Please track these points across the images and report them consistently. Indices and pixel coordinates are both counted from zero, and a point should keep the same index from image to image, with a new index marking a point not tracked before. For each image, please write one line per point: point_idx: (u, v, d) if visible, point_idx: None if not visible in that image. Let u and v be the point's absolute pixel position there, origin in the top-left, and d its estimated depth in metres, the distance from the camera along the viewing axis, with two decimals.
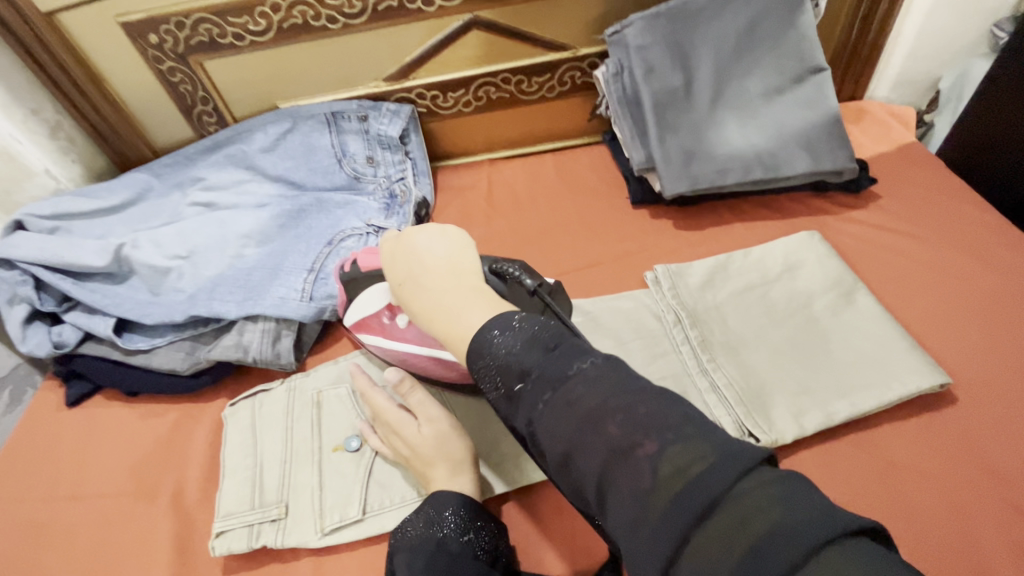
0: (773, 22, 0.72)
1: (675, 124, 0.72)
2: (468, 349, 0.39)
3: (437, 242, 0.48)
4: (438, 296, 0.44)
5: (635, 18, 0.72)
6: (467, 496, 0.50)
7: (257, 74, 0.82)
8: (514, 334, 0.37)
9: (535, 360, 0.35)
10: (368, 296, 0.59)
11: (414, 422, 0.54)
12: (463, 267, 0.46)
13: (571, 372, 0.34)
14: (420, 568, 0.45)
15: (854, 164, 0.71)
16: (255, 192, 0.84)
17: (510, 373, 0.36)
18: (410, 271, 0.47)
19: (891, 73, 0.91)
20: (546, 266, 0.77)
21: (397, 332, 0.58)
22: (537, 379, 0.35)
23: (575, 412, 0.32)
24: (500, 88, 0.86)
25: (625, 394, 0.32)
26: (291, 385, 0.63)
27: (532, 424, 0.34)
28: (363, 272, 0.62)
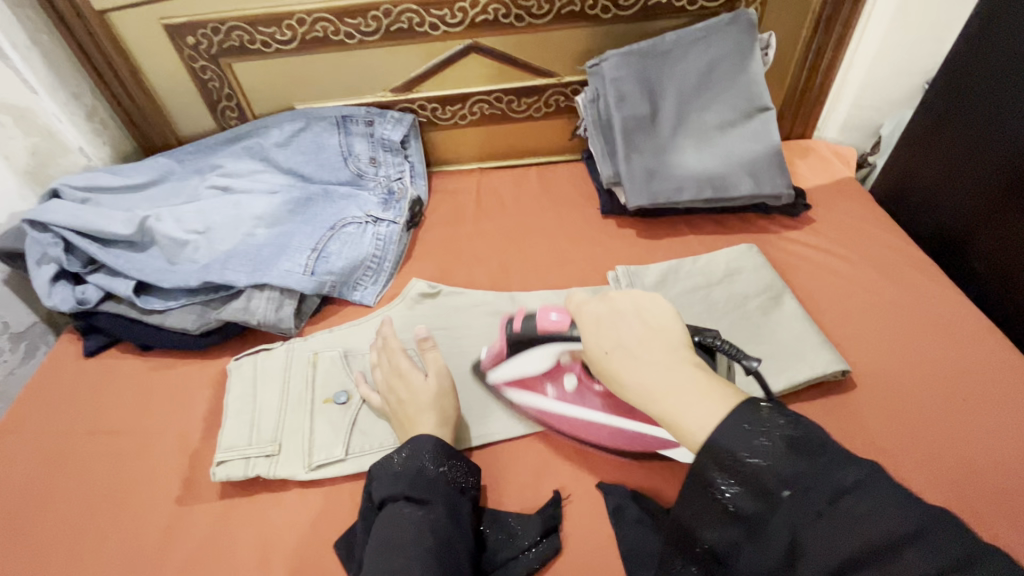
0: (728, 66, 0.84)
1: (641, 146, 0.84)
2: (704, 447, 0.40)
3: (637, 311, 0.50)
4: (661, 375, 0.44)
5: (612, 54, 0.84)
6: (443, 442, 0.57)
7: (278, 77, 0.93)
8: (771, 440, 0.38)
9: (804, 468, 0.37)
10: (531, 358, 0.62)
11: (420, 372, 0.63)
12: (673, 337, 0.48)
13: (847, 487, 0.35)
14: (400, 487, 0.54)
15: (791, 191, 0.83)
16: (267, 180, 0.94)
17: (774, 478, 0.37)
18: (620, 341, 0.48)
19: (837, 117, 1.04)
20: (524, 262, 0.87)
21: (563, 396, 0.64)
22: (808, 491, 0.36)
23: (860, 533, 0.34)
24: (493, 105, 0.98)
25: (923, 522, 0.33)
26: (289, 346, 0.72)
27: (796, 534, 0.36)
28: (539, 332, 0.59)
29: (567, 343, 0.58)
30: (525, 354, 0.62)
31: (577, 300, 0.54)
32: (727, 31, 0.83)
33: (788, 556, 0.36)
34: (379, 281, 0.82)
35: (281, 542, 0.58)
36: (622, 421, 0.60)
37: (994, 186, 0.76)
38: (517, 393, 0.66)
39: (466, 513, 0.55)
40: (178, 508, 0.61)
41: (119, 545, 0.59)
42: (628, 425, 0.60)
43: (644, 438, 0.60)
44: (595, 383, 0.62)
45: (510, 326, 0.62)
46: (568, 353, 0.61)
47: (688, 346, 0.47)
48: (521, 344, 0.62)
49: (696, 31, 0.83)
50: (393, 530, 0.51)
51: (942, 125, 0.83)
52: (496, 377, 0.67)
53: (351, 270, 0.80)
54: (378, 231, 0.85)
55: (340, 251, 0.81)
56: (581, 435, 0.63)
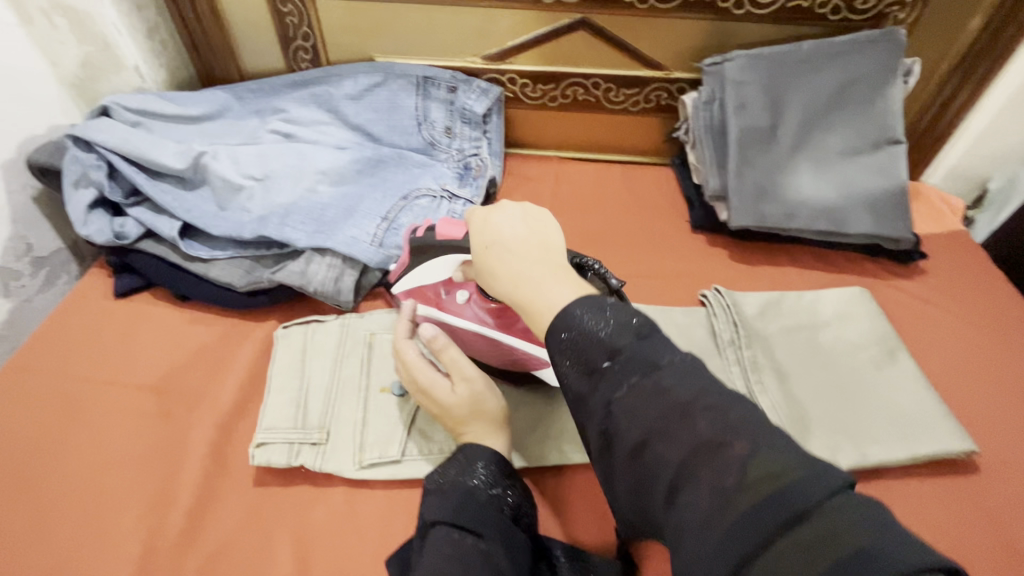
0: (864, 88, 0.76)
1: (754, 161, 0.75)
2: (551, 325, 0.41)
3: (524, 217, 0.50)
4: (530, 268, 0.46)
5: (737, 55, 0.76)
6: (501, 456, 0.51)
7: (364, 22, 0.84)
8: (602, 320, 0.39)
9: (629, 345, 0.38)
10: (434, 268, 0.60)
11: (445, 382, 0.54)
12: (551, 246, 0.48)
13: (660, 364, 0.37)
14: (449, 510, 0.46)
15: (914, 237, 0.75)
16: (333, 134, 0.86)
17: (597, 352, 0.38)
18: (504, 238, 0.49)
19: (944, 166, 0.95)
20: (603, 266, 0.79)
21: (451, 306, 0.60)
22: (628, 364, 0.37)
23: (657, 402, 0.35)
24: (588, 91, 0.89)
25: (716, 396, 0.35)
26: (346, 322, 0.65)
27: (611, 404, 0.37)
28: (437, 240, 0.60)
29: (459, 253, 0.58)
30: (427, 266, 0.61)
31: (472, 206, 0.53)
32: (873, 49, 0.75)
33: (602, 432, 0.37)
34: None
35: (322, 546, 0.51)
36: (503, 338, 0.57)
37: None
38: (420, 308, 0.62)
39: (522, 549, 0.47)
40: (208, 488, 0.54)
41: (140, 521, 0.52)
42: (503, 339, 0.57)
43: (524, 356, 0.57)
44: (485, 298, 0.58)
45: (414, 235, 0.65)
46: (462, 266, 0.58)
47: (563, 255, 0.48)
48: (421, 254, 0.63)
49: (836, 44, 0.75)
50: (444, 563, 0.43)
51: None
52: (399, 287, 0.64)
53: None
54: (453, 208, 0.76)
55: (410, 224, 0.72)
56: (466, 348, 0.61)
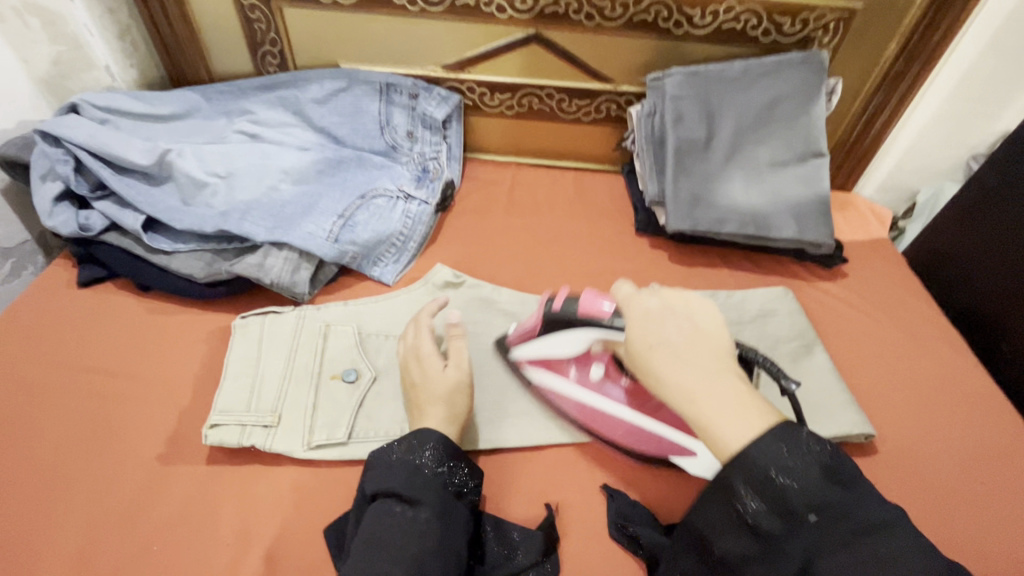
0: (791, 105, 0.82)
1: (690, 170, 0.81)
2: (731, 459, 0.42)
3: (674, 304, 0.50)
4: (702, 380, 0.45)
5: (677, 71, 0.82)
6: (449, 440, 0.54)
7: (329, 30, 0.88)
8: (799, 459, 0.41)
9: (833, 496, 0.41)
10: (562, 341, 0.62)
11: (439, 360, 0.60)
12: (719, 347, 0.47)
13: (871, 525, 0.40)
14: (394, 484, 0.51)
15: (832, 242, 0.81)
16: (297, 136, 0.90)
17: (802, 503, 0.41)
18: (666, 336, 0.47)
19: (876, 176, 1.02)
20: (551, 265, 0.84)
21: (586, 381, 0.63)
22: (832, 516, 0.41)
23: (895, 574, 0.38)
24: (543, 101, 0.95)
25: (936, 567, 0.39)
26: (301, 312, 0.69)
27: (814, 557, 0.40)
28: (578, 315, 0.59)
29: (600, 329, 0.58)
30: (557, 334, 0.62)
31: (625, 291, 0.53)
32: (797, 69, 0.81)
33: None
34: (401, 260, 0.78)
35: (267, 518, 0.55)
36: (649, 422, 0.60)
37: None
38: (539, 373, 0.66)
39: (461, 521, 0.52)
40: (160, 465, 0.57)
41: (92, 495, 0.55)
42: (642, 421, 0.60)
43: (658, 438, 0.59)
44: (621, 378, 0.62)
45: (550, 305, 0.62)
46: (600, 343, 0.61)
47: (732, 360, 0.47)
48: (558, 324, 0.61)
49: (765, 64, 0.81)
50: (380, 530, 0.49)
51: (993, 203, 0.82)
52: (518, 353, 0.66)
53: (375, 244, 0.76)
54: (408, 208, 0.81)
55: (366, 222, 0.77)
56: (578, 417, 0.64)
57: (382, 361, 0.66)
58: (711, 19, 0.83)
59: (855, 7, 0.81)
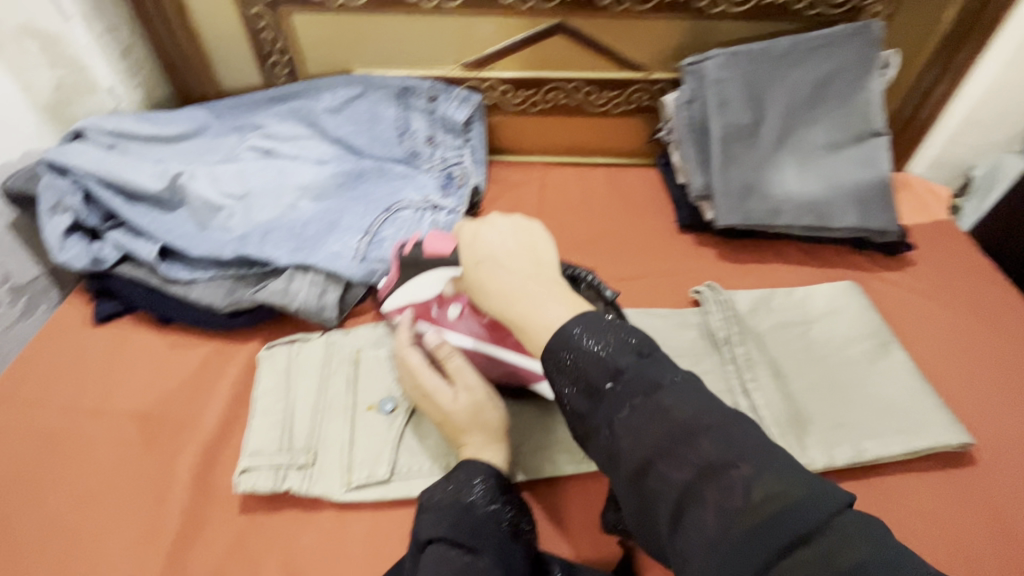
0: (847, 81, 0.75)
1: (738, 158, 0.75)
2: (547, 346, 0.42)
3: (506, 229, 0.50)
4: (522, 283, 0.45)
5: (717, 52, 0.76)
6: (498, 471, 0.50)
7: (341, 35, 0.83)
8: (601, 338, 0.40)
9: (629, 364, 0.39)
10: (423, 284, 0.60)
11: (450, 389, 0.54)
12: (544, 258, 0.48)
13: (663, 385, 0.38)
14: (446, 528, 0.46)
15: (897, 229, 0.74)
16: (313, 148, 0.85)
17: (599, 373, 0.39)
18: (492, 251, 0.48)
19: (926, 154, 0.94)
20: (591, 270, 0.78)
21: (447, 324, 0.59)
22: (629, 384, 0.38)
23: (662, 424, 0.36)
24: (568, 95, 0.89)
25: (720, 418, 0.36)
26: (330, 339, 0.64)
27: (612, 426, 0.38)
28: (424, 256, 0.61)
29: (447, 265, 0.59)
30: (414, 281, 0.61)
31: (461, 221, 0.52)
32: (853, 41, 0.74)
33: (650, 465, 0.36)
34: None
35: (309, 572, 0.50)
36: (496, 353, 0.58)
37: None
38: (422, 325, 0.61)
39: (522, 563, 0.46)
40: (191, 517, 0.53)
41: (122, 554, 0.51)
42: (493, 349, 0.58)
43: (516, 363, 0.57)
44: (479, 315, 0.58)
45: (402, 252, 0.64)
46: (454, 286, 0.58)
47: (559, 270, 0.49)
48: (412, 269, 0.62)
49: (817, 37, 0.74)
50: None
51: None
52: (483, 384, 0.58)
53: None
54: (437, 219, 0.74)
55: (394, 238, 0.70)
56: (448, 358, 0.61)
57: None
58: None
59: None
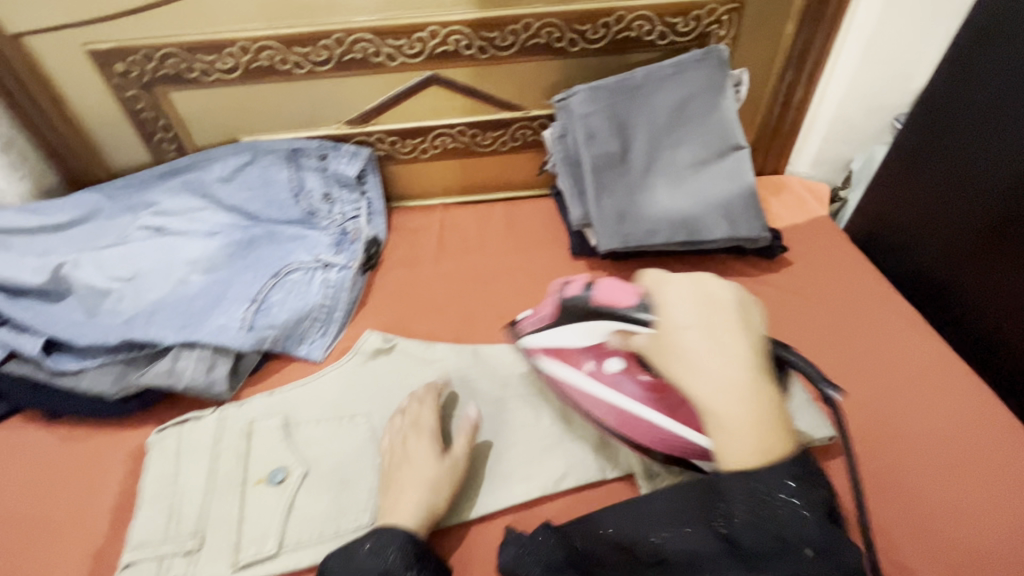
0: (702, 103, 0.80)
1: (612, 186, 0.79)
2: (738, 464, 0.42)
3: (735, 293, 0.47)
4: (720, 365, 0.43)
5: (580, 88, 0.80)
6: (417, 537, 0.51)
7: (222, 107, 0.85)
8: (807, 495, 0.42)
9: (823, 536, 0.41)
10: (569, 330, 0.60)
11: (415, 440, 0.58)
12: (722, 317, 0.45)
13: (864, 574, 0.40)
14: None
15: (767, 234, 0.79)
16: (207, 219, 0.86)
17: (796, 536, 0.41)
18: (693, 316, 0.45)
19: (809, 152, 1.01)
20: (488, 306, 0.81)
21: (600, 374, 0.59)
22: (828, 557, 0.40)
23: None
24: (456, 139, 0.92)
25: None
26: (222, 413, 0.64)
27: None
28: (594, 305, 0.56)
29: (616, 319, 0.54)
30: (563, 324, 0.60)
31: (651, 275, 0.51)
32: (700, 66, 0.79)
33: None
34: (329, 333, 0.74)
35: None
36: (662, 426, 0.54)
37: (987, 226, 0.72)
38: (551, 361, 0.62)
39: None
40: None
41: None
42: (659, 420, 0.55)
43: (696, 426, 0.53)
44: (643, 373, 0.56)
45: (562, 292, 0.61)
46: (617, 336, 0.55)
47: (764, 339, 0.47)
48: (569, 311, 0.60)
49: (666, 67, 0.80)
50: None
51: (928, 156, 0.78)
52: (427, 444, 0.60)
53: (296, 323, 0.72)
54: (328, 277, 0.77)
55: (282, 302, 0.72)
56: (595, 412, 0.60)
57: (313, 452, 0.61)
58: (604, 31, 0.81)
59: None
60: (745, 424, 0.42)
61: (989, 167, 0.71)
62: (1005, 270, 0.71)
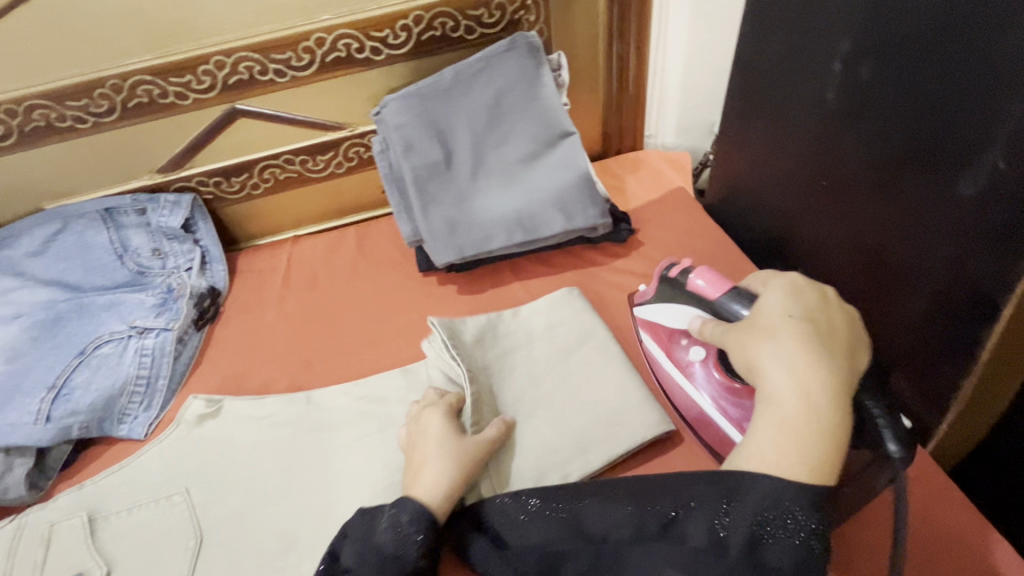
0: (517, 95, 0.76)
1: (438, 196, 0.75)
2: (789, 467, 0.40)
3: (846, 321, 0.49)
4: (808, 367, 0.44)
5: (392, 99, 0.76)
6: None
7: (9, 178, 0.77)
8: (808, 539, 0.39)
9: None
10: (673, 313, 0.63)
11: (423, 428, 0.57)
12: (831, 333, 0.47)
13: None
14: None
15: (605, 219, 0.76)
16: (20, 300, 0.75)
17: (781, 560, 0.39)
18: (799, 312, 0.48)
19: (669, 122, 0.97)
20: (335, 344, 0.75)
21: (682, 357, 0.64)
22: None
23: None
24: (286, 168, 0.86)
25: None
26: (22, 520, 0.58)
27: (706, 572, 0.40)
28: (691, 291, 0.61)
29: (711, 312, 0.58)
30: (671, 304, 0.64)
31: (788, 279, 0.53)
32: (507, 57, 0.76)
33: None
34: (152, 405, 0.69)
35: None
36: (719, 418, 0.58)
37: (806, 182, 0.68)
38: (645, 334, 0.68)
39: None
40: None
41: None
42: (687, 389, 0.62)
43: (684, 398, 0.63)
44: (725, 375, 0.59)
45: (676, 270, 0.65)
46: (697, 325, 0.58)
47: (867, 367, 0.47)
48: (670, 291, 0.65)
49: (474, 63, 0.76)
50: None
51: (747, 115, 0.74)
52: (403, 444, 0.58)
53: (108, 402, 0.67)
54: (144, 344, 0.72)
55: (88, 382, 0.68)
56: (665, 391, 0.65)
57: (120, 547, 0.56)
58: (405, 34, 0.77)
59: None
60: (796, 418, 0.42)
61: (796, 120, 0.66)
62: (824, 223, 0.67)
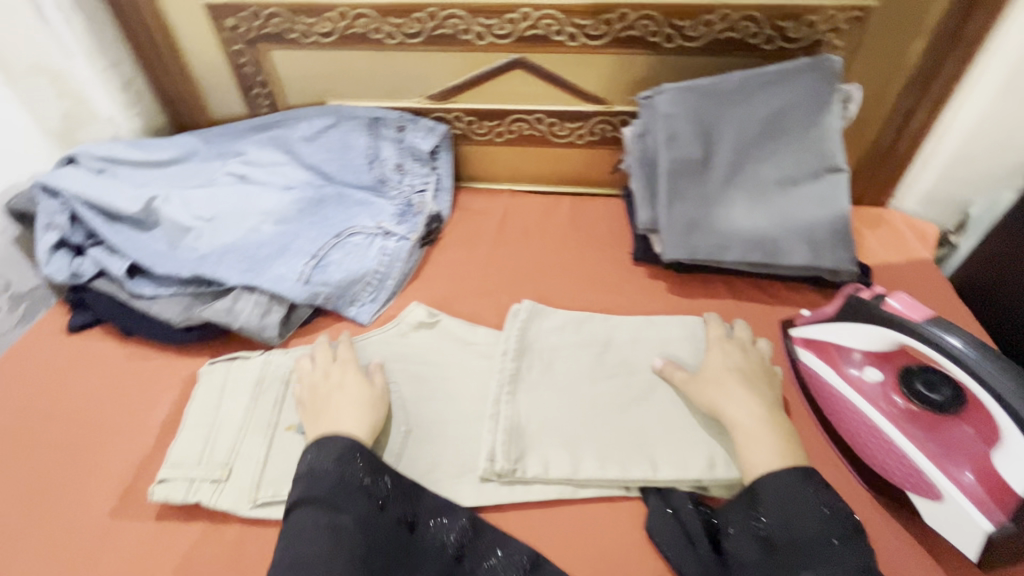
0: (801, 116, 0.73)
1: (687, 193, 0.75)
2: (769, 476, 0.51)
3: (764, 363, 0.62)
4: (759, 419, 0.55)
5: (668, 87, 0.76)
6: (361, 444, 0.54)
7: (315, 69, 0.88)
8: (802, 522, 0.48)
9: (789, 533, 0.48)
10: (849, 334, 0.59)
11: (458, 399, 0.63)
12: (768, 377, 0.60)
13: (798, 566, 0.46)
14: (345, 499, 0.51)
15: (854, 268, 0.72)
16: (285, 175, 0.89)
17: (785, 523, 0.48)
18: (739, 365, 0.60)
19: (917, 189, 0.88)
20: (551, 303, 0.78)
21: (856, 381, 0.59)
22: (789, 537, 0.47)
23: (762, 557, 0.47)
24: (533, 126, 0.90)
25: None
26: (267, 357, 0.67)
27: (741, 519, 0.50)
28: (880, 308, 0.55)
29: (899, 332, 0.54)
30: (843, 325, 0.59)
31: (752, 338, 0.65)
32: (804, 77, 0.72)
33: (275, 565, 0.48)
34: (378, 299, 0.76)
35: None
36: (1004, 465, 0.48)
37: None
38: (808, 353, 0.63)
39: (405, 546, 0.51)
40: (110, 521, 0.57)
41: (44, 552, 0.56)
42: (908, 450, 0.55)
43: (897, 458, 0.55)
44: (903, 398, 0.57)
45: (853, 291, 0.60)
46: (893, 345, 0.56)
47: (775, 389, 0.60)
48: (851, 313, 0.58)
49: (767, 74, 0.73)
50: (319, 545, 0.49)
51: None
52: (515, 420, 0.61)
53: (349, 284, 0.74)
54: (386, 245, 0.78)
55: (340, 261, 0.75)
56: (839, 421, 0.59)
57: None
58: (705, 30, 0.76)
59: (873, 4, 0.72)
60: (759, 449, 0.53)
61: None
62: None
